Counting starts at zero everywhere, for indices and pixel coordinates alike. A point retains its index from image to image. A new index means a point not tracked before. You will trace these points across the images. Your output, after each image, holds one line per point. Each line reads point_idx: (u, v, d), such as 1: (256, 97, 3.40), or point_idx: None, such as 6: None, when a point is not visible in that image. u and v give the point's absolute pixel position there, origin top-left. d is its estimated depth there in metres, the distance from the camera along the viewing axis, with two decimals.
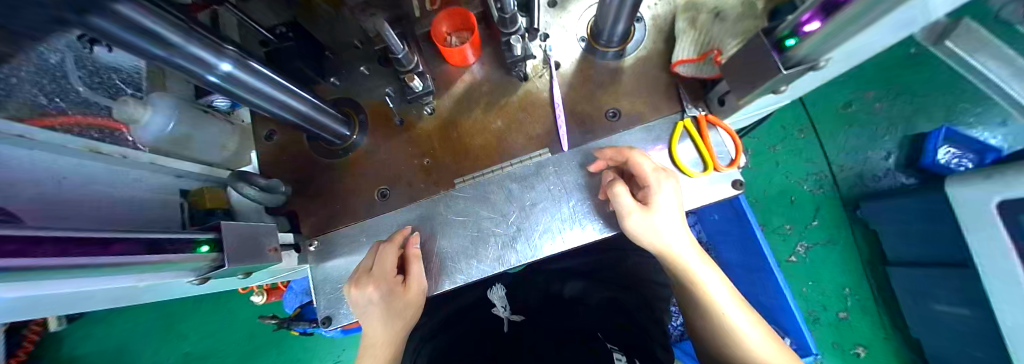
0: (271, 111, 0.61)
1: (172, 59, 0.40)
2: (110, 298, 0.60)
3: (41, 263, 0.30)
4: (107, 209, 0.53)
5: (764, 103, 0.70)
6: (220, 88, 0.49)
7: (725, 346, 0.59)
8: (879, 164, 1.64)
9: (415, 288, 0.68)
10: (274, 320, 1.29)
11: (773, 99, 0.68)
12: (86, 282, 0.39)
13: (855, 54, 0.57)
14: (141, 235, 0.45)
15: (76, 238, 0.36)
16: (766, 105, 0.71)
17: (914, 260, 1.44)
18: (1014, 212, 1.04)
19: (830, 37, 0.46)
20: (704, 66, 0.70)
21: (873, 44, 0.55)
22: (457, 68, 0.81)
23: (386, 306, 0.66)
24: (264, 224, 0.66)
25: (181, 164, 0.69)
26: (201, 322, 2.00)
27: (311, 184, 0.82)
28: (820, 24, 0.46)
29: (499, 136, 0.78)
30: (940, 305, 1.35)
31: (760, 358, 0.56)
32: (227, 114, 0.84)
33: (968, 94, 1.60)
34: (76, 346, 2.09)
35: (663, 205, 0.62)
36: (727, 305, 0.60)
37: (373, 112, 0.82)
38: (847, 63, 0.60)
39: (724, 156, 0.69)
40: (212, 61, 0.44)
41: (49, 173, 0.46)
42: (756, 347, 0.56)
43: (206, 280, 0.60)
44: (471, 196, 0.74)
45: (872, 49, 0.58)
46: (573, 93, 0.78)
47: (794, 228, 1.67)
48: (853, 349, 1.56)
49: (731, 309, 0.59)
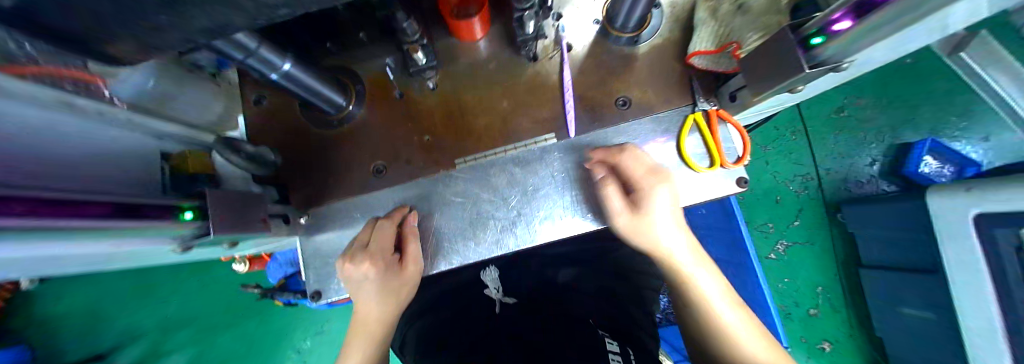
0: (312, 101, 0.68)
1: (247, 60, 0.53)
2: (81, 262, 0.56)
3: (10, 223, 0.26)
4: (80, 166, 0.49)
5: (774, 102, 0.69)
6: (281, 83, 0.61)
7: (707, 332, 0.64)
8: (863, 170, 1.67)
9: (413, 266, 0.67)
10: (257, 290, 1.26)
11: (785, 98, 0.67)
12: (56, 244, 0.36)
13: (872, 57, 0.57)
14: (117, 198, 0.41)
15: (47, 200, 0.32)
16: (776, 103, 0.71)
17: (886, 264, 1.51)
18: (989, 225, 1.09)
19: (853, 41, 0.48)
20: (721, 59, 0.68)
21: (888, 49, 0.55)
22: (463, 42, 0.76)
23: (381, 282, 0.65)
24: (252, 194, 0.63)
25: (162, 124, 0.64)
26: (181, 288, 1.96)
27: (303, 155, 0.78)
28: (845, 27, 0.47)
29: (504, 118, 0.76)
30: (907, 308, 1.44)
31: (738, 341, 0.61)
32: (212, 74, 0.79)
33: (954, 109, 1.65)
34: (47, 306, 2.03)
35: (658, 206, 0.61)
36: (710, 296, 0.64)
37: (372, 83, 0.78)
38: (859, 67, 0.61)
39: (731, 153, 0.69)
40: (276, 62, 0.56)
41: (28, 126, 0.42)
42: (735, 331, 0.61)
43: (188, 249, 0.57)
44: (471, 177, 0.72)
45: (886, 55, 0.59)
46: (583, 77, 0.75)
47: (776, 227, 1.73)
48: (819, 344, 1.65)
49: (714, 300, 0.63)
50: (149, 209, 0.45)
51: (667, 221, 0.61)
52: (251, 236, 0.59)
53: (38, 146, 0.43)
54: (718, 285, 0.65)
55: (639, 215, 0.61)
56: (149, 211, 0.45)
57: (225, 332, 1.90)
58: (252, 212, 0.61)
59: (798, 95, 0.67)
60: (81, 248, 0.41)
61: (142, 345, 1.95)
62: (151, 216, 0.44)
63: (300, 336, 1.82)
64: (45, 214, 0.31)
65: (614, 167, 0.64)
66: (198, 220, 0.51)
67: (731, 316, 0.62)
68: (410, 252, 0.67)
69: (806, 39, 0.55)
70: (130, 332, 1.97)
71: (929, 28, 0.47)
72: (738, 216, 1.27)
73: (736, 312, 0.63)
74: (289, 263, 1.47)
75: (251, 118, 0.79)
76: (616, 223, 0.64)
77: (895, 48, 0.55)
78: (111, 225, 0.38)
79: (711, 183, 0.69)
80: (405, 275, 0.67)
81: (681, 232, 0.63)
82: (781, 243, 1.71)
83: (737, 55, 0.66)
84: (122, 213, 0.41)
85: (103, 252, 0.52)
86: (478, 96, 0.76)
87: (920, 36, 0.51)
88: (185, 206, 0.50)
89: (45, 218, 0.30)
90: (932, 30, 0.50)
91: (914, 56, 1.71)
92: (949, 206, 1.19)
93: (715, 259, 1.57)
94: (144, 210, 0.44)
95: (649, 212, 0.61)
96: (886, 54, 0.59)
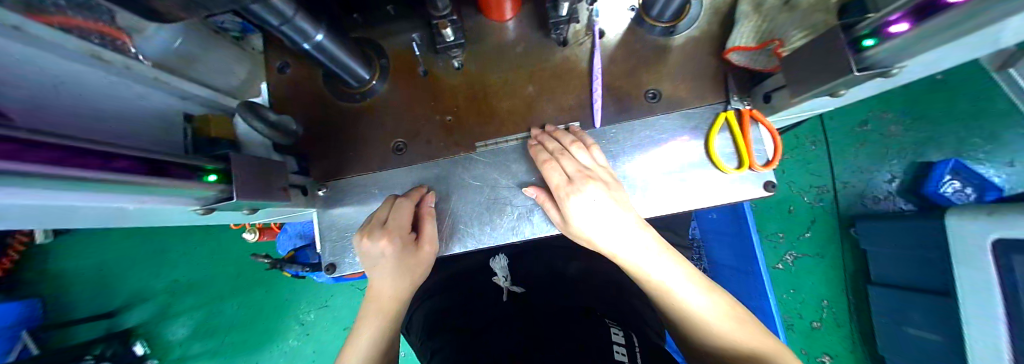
0: (342, 74, 0.67)
1: (285, 28, 0.52)
2: (107, 217, 0.57)
3: (37, 171, 0.25)
4: (107, 122, 0.49)
5: (813, 105, 0.66)
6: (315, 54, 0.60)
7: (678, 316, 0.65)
8: (881, 186, 1.63)
9: (427, 246, 0.68)
10: (267, 260, 1.28)
11: (824, 102, 0.64)
12: (85, 195, 0.35)
13: (928, 64, 0.53)
14: (147, 154, 0.41)
15: (74, 148, 0.31)
16: (812, 107, 0.68)
17: (896, 283, 1.49)
18: (1007, 251, 1.06)
19: (911, 44, 0.39)
20: (760, 56, 0.66)
21: (942, 57, 0.49)
22: (492, 22, 0.74)
23: (398, 260, 0.65)
24: (275, 162, 0.62)
25: (186, 85, 0.64)
26: (191, 253, 2.01)
27: (323, 128, 0.78)
28: (905, 27, 0.39)
29: (528, 103, 0.74)
30: (915, 329, 1.42)
31: (705, 320, 0.61)
32: (237, 38, 0.78)
33: (986, 129, 1.58)
34: (62, 261, 2.09)
35: (582, 212, 0.59)
36: (675, 282, 0.62)
37: (396, 59, 0.77)
38: (912, 70, 0.54)
39: (761, 155, 0.67)
40: (310, 32, 0.54)
41: (44, 74, 0.40)
42: (704, 312, 0.61)
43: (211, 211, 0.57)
44: (491, 161, 0.71)
45: (947, 60, 0.54)
46: (613, 66, 0.73)
47: (786, 237, 1.71)
48: (819, 357, 1.65)
49: (676, 286, 0.62)
50: (175, 168, 0.44)
51: (601, 223, 0.59)
52: (271, 203, 0.59)
53: (65, 96, 0.43)
54: (682, 270, 0.64)
55: (570, 220, 0.62)
56: (176, 170, 0.44)
57: (231, 299, 1.95)
58: (273, 181, 0.60)
59: (838, 100, 0.63)
60: (109, 200, 0.41)
61: (152, 305, 2.02)
62: (177, 175, 0.44)
63: (305, 308, 1.86)
64: (76, 163, 0.30)
65: (550, 166, 0.62)
66: (222, 183, 0.51)
67: (695, 301, 0.62)
68: (426, 232, 0.67)
69: (858, 41, 0.48)
70: (141, 291, 2.04)
71: (989, 36, 0.40)
72: (750, 223, 1.24)
73: (702, 295, 0.62)
74: (299, 236, 1.49)
75: (275, 87, 0.79)
76: (558, 223, 0.66)
77: (954, 53, 0.48)
78: (140, 180, 0.38)
79: (737, 184, 0.67)
80: (421, 254, 0.67)
81: (623, 232, 0.60)
82: (789, 254, 1.70)
83: (779, 53, 0.64)
84: (150, 169, 0.40)
85: (128, 208, 0.52)
86: (504, 80, 0.75)
87: (986, 43, 0.44)
88: (208, 168, 0.50)
89: (76, 167, 0.30)
90: (1001, 38, 0.42)
91: (949, 71, 1.64)
92: (969, 229, 1.16)
93: (720, 264, 1.56)
94: (170, 168, 0.43)
95: (579, 216, 0.60)
96: (952, 59, 0.52)
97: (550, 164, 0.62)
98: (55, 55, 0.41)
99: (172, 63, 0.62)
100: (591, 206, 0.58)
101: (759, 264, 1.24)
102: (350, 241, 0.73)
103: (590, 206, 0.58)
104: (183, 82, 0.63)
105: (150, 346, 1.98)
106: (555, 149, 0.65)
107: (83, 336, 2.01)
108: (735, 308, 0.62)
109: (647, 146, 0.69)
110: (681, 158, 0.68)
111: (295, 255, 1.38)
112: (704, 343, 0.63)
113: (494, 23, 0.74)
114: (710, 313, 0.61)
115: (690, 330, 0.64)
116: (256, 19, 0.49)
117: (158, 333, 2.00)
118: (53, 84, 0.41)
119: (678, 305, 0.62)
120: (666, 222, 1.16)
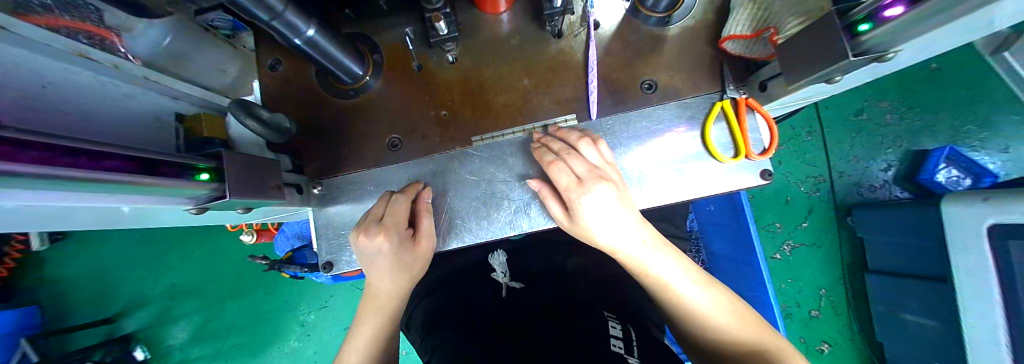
0: (332, 69, 0.66)
1: (274, 23, 0.51)
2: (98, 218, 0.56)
3: (27, 169, 0.25)
4: (100, 123, 0.48)
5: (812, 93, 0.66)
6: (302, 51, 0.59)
7: (678, 313, 0.64)
8: (877, 175, 1.64)
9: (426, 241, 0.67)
10: (264, 262, 1.27)
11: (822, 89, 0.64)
12: (76, 194, 0.35)
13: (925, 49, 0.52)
14: (135, 152, 0.39)
15: (65, 148, 0.30)
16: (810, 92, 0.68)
17: (892, 270, 1.50)
18: (1003, 236, 1.07)
19: (905, 28, 0.39)
20: (756, 45, 0.65)
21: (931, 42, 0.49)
22: (487, 14, 0.74)
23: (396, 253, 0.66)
24: (269, 160, 0.62)
25: (177, 84, 0.64)
26: (187, 255, 2.00)
27: (318, 125, 0.77)
28: (898, 10, 0.38)
29: (524, 96, 0.73)
30: (910, 315, 1.44)
31: (705, 316, 0.61)
32: (229, 37, 0.77)
33: (980, 116, 1.59)
34: (58, 267, 2.08)
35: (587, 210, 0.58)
36: (676, 280, 0.62)
37: (391, 53, 0.76)
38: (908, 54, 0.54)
39: (758, 144, 0.67)
40: (302, 27, 0.53)
41: (34, 75, 0.40)
42: (705, 308, 0.61)
43: (203, 211, 0.56)
44: (486, 156, 0.71)
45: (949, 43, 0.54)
46: (607, 57, 0.72)
47: (783, 227, 1.72)
48: (818, 345, 1.67)
49: (678, 283, 0.62)
50: (166, 167, 0.43)
51: (604, 221, 0.59)
52: (265, 202, 0.59)
53: (50, 95, 0.41)
54: (681, 266, 0.63)
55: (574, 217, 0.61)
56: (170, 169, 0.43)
57: (232, 302, 1.95)
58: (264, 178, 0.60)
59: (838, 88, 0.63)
60: (95, 200, 0.39)
61: (151, 310, 2.01)
62: (168, 173, 0.43)
63: (305, 309, 1.86)
64: (63, 160, 0.29)
65: (558, 163, 0.60)
66: (215, 181, 0.50)
67: (694, 296, 0.62)
68: (423, 229, 0.67)
69: (852, 26, 0.46)
70: (139, 296, 2.03)
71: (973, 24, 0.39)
72: (747, 214, 1.24)
73: (702, 291, 0.62)
74: (297, 236, 1.48)
75: (269, 85, 0.78)
76: (559, 220, 0.66)
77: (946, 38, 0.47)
78: (133, 177, 0.37)
79: (736, 173, 0.67)
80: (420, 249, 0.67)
81: (624, 229, 0.60)
82: (787, 244, 1.71)
83: (774, 41, 0.61)
84: (138, 167, 0.39)
85: (119, 207, 0.51)
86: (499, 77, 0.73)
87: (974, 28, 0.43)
88: (200, 167, 0.49)
89: (63, 165, 0.29)
90: (992, 22, 0.42)
91: (941, 59, 1.65)
92: (964, 215, 1.17)
93: (718, 255, 1.58)
94: (160, 166, 0.42)
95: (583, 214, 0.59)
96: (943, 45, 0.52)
97: (559, 162, 0.61)
98: (45, 56, 0.42)
99: (163, 63, 0.62)
100: (597, 204, 0.58)
101: (756, 254, 1.25)
102: (347, 239, 0.72)
103: (596, 204, 0.58)
104: (174, 82, 0.64)
105: (151, 351, 1.98)
106: (560, 149, 0.64)
107: (83, 343, 2.00)
108: (736, 304, 0.62)
109: (645, 139, 0.68)
110: (680, 149, 0.68)
111: (293, 256, 1.37)
112: (698, 336, 0.64)
113: (487, 16, 0.74)
114: (710, 310, 0.61)
115: (690, 326, 0.64)
116: (244, 14, 0.48)
117: (158, 337, 1.99)
118: (35, 83, 0.40)
119: (677, 300, 0.62)
120: (665, 214, 1.16)
